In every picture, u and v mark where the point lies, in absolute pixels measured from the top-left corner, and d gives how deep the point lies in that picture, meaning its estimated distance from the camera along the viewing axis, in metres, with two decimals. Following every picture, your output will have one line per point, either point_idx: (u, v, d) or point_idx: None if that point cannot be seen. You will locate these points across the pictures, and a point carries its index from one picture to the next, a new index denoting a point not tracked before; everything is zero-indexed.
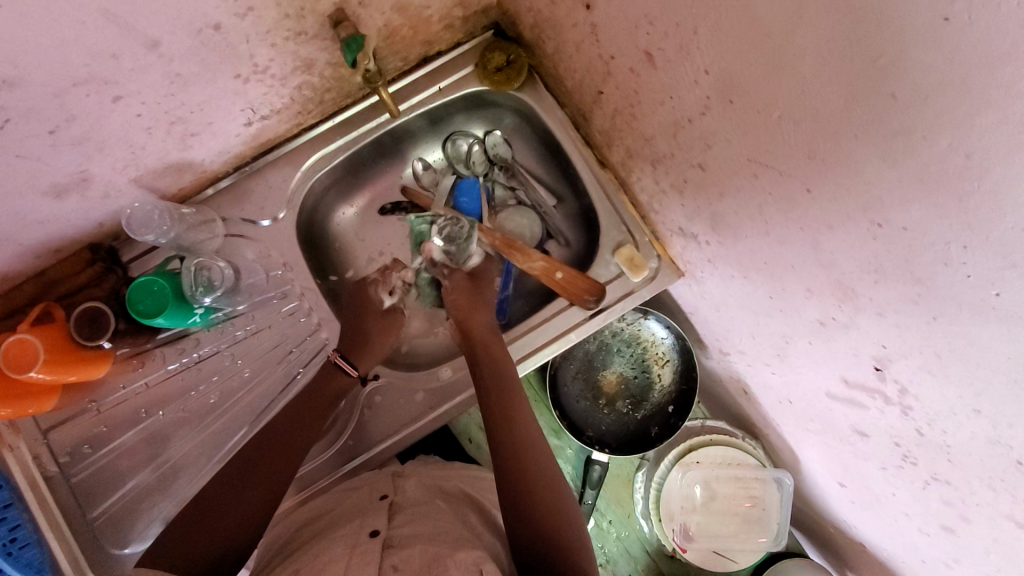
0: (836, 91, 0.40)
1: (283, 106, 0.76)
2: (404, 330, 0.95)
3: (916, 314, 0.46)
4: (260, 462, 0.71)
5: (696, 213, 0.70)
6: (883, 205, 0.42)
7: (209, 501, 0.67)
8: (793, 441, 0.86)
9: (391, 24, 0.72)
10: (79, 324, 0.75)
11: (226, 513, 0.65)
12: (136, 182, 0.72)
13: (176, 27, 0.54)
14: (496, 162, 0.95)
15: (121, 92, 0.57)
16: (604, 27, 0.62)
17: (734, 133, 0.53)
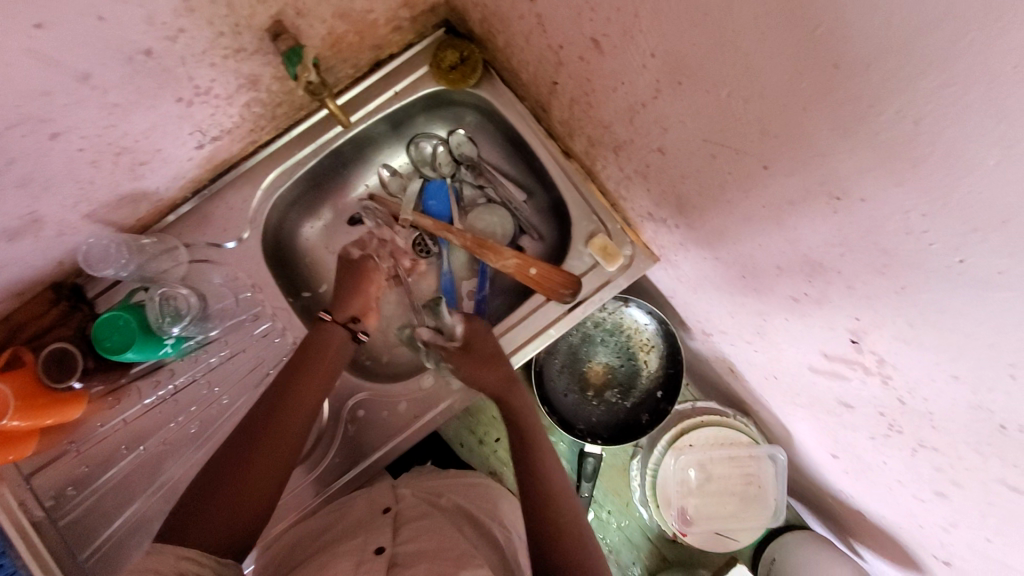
0: (780, 65, 0.39)
1: (234, 126, 0.74)
2: (384, 340, 0.94)
3: (884, 286, 0.45)
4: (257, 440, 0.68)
5: (663, 198, 0.68)
6: (841, 178, 0.41)
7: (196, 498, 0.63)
8: (783, 416, 0.86)
9: (335, 32, 0.70)
10: (46, 365, 0.74)
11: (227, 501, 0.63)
12: (90, 217, 0.70)
13: (105, 56, 0.52)
14: (462, 161, 0.94)
15: (59, 128, 0.55)
16: (549, 16, 0.60)
17: (687, 115, 0.52)
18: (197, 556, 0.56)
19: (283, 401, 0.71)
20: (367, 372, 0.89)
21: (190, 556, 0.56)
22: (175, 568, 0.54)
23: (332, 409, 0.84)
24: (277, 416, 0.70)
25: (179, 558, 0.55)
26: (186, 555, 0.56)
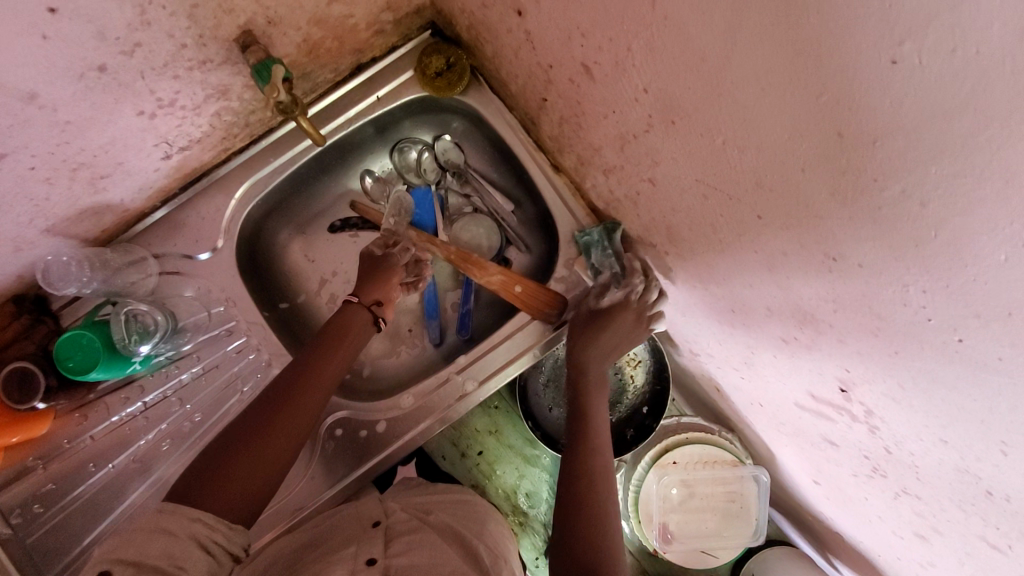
0: (779, 124, 0.36)
1: (204, 135, 0.69)
2: (365, 352, 0.92)
3: (877, 346, 0.44)
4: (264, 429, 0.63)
5: (653, 224, 0.66)
6: (837, 241, 0.39)
7: (196, 476, 0.60)
8: (768, 439, 0.85)
9: (311, 38, 0.66)
10: (7, 386, 0.70)
11: (229, 487, 0.59)
12: (49, 232, 0.66)
13: (54, 74, 0.48)
14: (447, 167, 0.91)
15: (4, 149, 0.51)
16: (539, 34, 0.56)
17: (680, 154, 0.49)
18: (211, 521, 0.56)
19: None
20: (347, 387, 0.87)
21: (204, 520, 0.56)
22: (187, 530, 0.54)
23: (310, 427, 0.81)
24: None
25: (194, 520, 0.55)
26: (200, 517, 0.56)
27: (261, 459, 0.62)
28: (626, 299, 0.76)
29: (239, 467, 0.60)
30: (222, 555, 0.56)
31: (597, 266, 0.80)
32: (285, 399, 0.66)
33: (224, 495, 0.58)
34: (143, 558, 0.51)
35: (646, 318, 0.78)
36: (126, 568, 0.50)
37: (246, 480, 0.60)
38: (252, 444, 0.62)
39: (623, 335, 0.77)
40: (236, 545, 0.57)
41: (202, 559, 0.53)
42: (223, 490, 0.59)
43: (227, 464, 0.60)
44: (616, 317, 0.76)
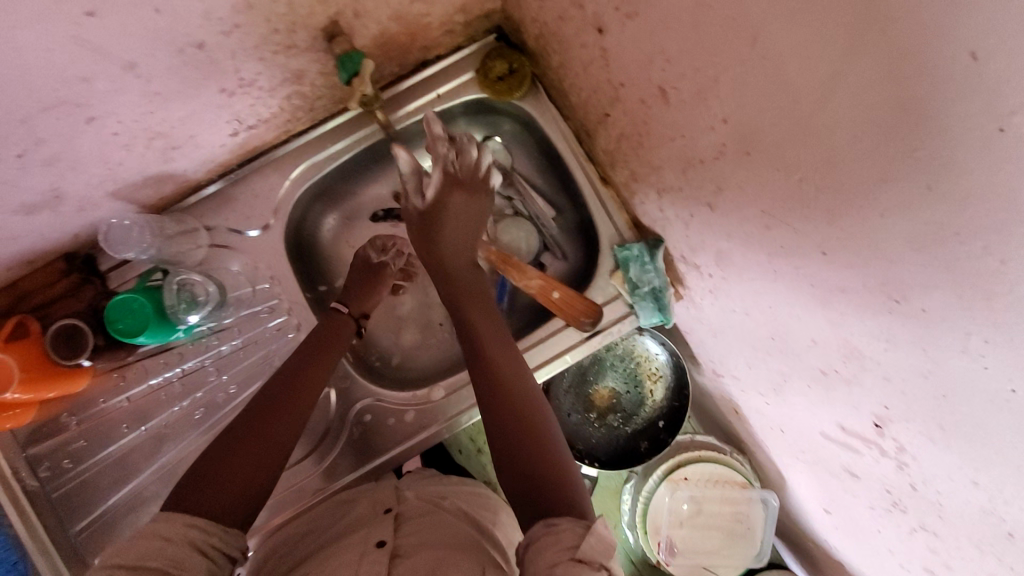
0: (867, 170, 0.38)
1: (271, 115, 0.71)
2: (397, 342, 0.94)
3: (925, 387, 0.46)
4: (273, 411, 0.66)
5: (702, 246, 0.67)
6: (904, 285, 0.41)
7: (197, 476, 0.59)
8: (781, 465, 0.87)
9: (388, 33, 0.67)
10: (56, 342, 0.71)
11: (238, 478, 0.60)
12: (114, 195, 0.68)
13: (156, 48, 0.49)
14: (493, 168, 0.93)
15: (94, 113, 0.52)
16: (617, 53, 0.58)
17: (749, 184, 0.51)
18: (208, 526, 0.55)
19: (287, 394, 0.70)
20: (376, 373, 0.89)
21: (199, 526, 0.54)
22: (184, 535, 0.53)
23: (341, 410, 0.83)
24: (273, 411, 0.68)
25: (190, 526, 0.54)
26: (195, 523, 0.54)
27: (271, 435, 0.64)
28: (446, 175, 0.80)
29: (240, 455, 0.61)
30: (221, 559, 0.55)
31: (636, 282, 0.81)
32: (294, 381, 0.70)
33: (229, 485, 0.59)
34: (140, 563, 0.50)
35: (478, 181, 0.82)
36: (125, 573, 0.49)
37: (250, 474, 0.61)
38: (264, 421, 0.65)
39: (467, 208, 0.81)
40: (232, 546, 0.56)
41: (201, 562, 0.52)
42: (225, 486, 0.59)
43: (233, 457, 0.61)
44: (447, 201, 0.80)
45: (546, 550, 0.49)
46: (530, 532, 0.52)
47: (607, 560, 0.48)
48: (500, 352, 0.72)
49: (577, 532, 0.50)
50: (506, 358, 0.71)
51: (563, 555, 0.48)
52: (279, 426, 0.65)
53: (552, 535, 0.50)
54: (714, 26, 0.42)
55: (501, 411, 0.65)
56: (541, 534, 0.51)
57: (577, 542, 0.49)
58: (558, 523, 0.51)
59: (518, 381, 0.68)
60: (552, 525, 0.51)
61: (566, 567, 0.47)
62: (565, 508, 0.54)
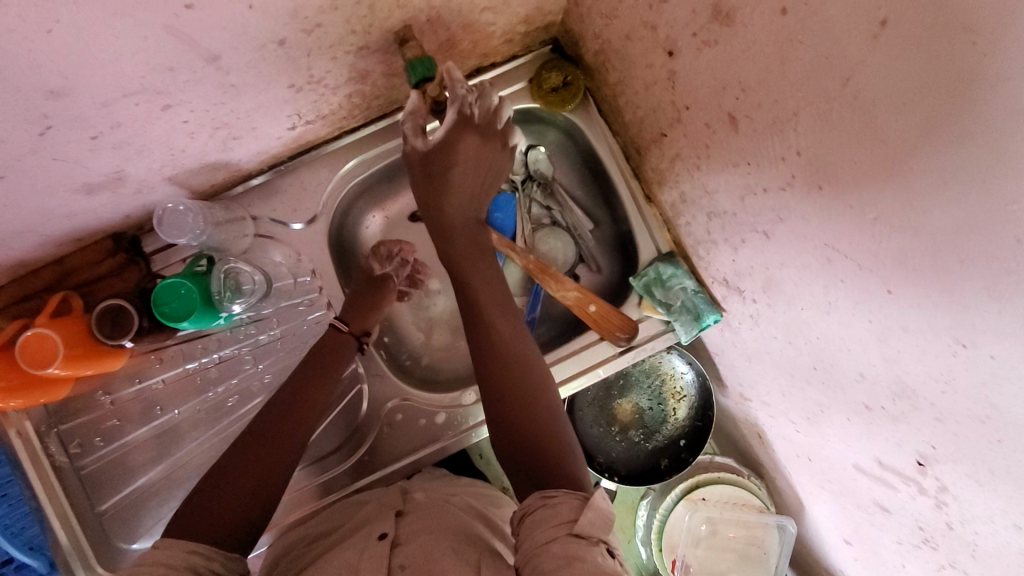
0: (949, 215, 0.38)
1: (330, 112, 0.72)
2: (426, 343, 0.95)
3: (980, 432, 0.45)
4: (281, 427, 0.67)
5: (749, 271, 0.68)
6: (973, 330, 0.41)
7: (196, 503, 0.60)
8: (803, 493, 0.87)
9: (454, 39, 0.68)
10: (102, 320, 0.72)
11: (249, 493, 0.61)
12: (170, 180, 0.68)
13: (241, 42, 0.50)
14: (534, 176, 0.92)
15: (171, 101, 0.53)
16: (686, 76, 0.59)
17: (815, 217, 0.51)
18: (207, 551, 0.55)
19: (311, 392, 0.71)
20: (406, 373, 0.90)
21: (200, 551, 0.55)
22: (186, 562, 0.53)
23: (373, 407, 0.84)
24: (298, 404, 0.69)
25: (190, 552, 0.54)
26: (196, 549, 0.55)
27: (281, 449, 0.66)
28: (461, 116, 0.70)
29: (244, 476, 0.62)
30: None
31: (666, 301, 0.82)
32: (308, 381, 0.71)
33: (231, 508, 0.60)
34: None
35: (493, 130, 0.73)
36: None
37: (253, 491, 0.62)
38: (274, 433, 0.66)
39: (477, 154, 0.72)
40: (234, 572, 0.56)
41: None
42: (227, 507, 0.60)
43: (234, 479, 0.62)
44: (457, 146, 0.70)
45: (543, 524, 0.50)
46: (527, 503, 0.54)
47: (604, 534, 0.50)
48: (501, 318, 0.69)
49: (574, 505, 0.52)
50: (508, 327, 0.69)
51: (560, 529, 0.49)
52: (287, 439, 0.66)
53: (549, 508, 0.52)
54: (802, 62, 0.43)
55: (503, 384, 0.65)
56: (538, 506, 0.52)
57: (575, 516, 0.51)
58: (555, 495, 0.53)
59: (518, 348, 0.68)
60: (548, 497, 0.53)
61: (562, 541, 0.48)
62: (565, 481, 0.56)
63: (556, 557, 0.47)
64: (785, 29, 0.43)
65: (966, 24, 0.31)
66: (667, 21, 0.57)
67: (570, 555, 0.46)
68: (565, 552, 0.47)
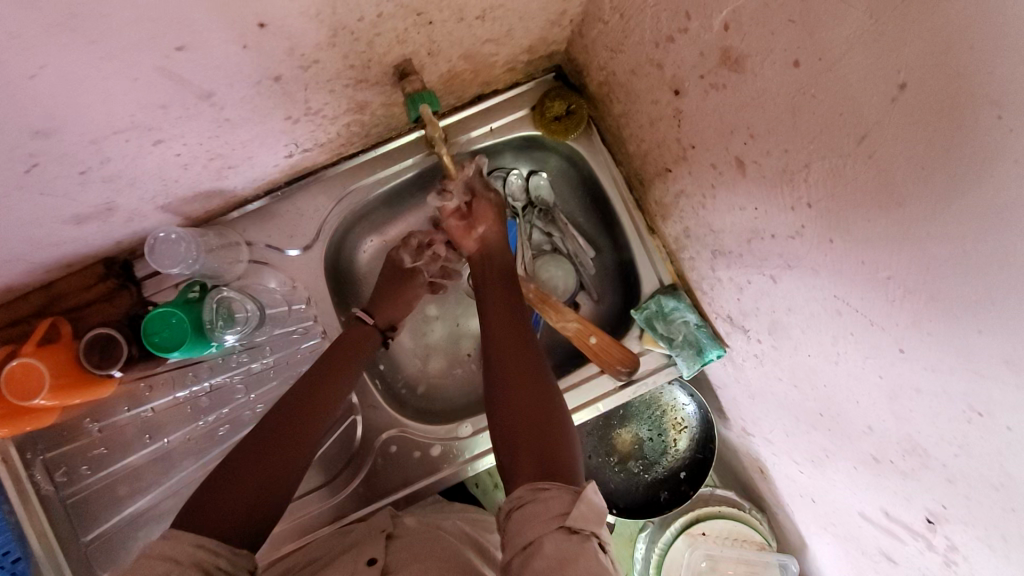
0: (969, 285, 0.36)
1: (327, 140, 0.70)
2: (422, 369, 0.93)
3: (993, 499, 0.43)
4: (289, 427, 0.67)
5: (754, 312, 0.66)
6: (989, 400, 0.39)
7: (206, 500, 0.60)
8: (806, 532, 0.85)
9: (454, 70, 0.67)
10: (90, 349, 0.70)
11: (254, 503, 0.61)
12: (163, 208, 0.67)
13: (235, 81, 0.48)
14: (536, 203, 0.91)
15: (162, 136, 0.51)
16: (692, 116, 0.57)
17: (824, 268, 0.49)
18: (215, 547, 0.56)
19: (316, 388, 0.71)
20: (401, 402, 0.88)
21: (207, 546, 0.55)
22: (192, 556, 0.54)
23: (366, 439, 0.82)
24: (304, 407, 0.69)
25: (197, 547, 0.55)
26: (204, 544, 0.55)
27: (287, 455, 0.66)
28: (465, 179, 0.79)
29: (249, 475, 0.63)
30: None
31: (667, 335, 0.80)
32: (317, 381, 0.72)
33: (236, 509, 0.60)
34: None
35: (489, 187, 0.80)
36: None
37: (255, 491, 0.62)
38: (282, 437, 0.66)
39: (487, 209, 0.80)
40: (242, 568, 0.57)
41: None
42: (231, 505, 0.60)
43: (237, 478, 0.62)
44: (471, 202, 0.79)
45: (533, 520, 0.51)
46: (517, 495, 0.54)
47: (595, 527, 0.51)
48: (507, 320, 0.73)
49: (565, 500, 0.52)
50: (514, 326, 0.72)
51: (552, 524, 0.50)
52: (293, 442, 0.67)
53: (540, 503, 0.52)
54: (815, 116, 0.42)
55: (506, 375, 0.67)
56: (528, 500, 0.53)
57: (567, 509, 0.51)
58: (545, 489, 0.53)
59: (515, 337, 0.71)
60: (539, 490, 0.53)
61: (554, 538, 0.49)
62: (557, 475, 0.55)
63: (550, 557, 0.48)
64: (796, 81, 0.42)
65: (992, 97, 0.29)
66: (673, 60, 0.55)
67: (562, 557, 0.47)
68: (560, 552, 0.48)
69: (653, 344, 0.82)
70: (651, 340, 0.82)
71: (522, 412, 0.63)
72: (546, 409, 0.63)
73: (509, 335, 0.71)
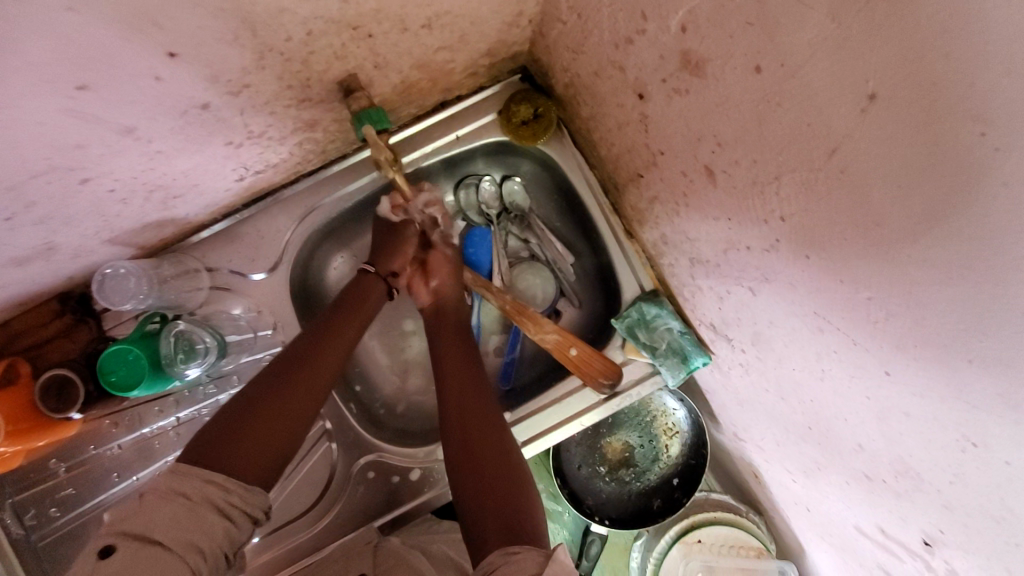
0: (955, 312, 0.33)
1: (281, 161, 0.67)
2: (402, 387, 0.91)
3: (995, 530, 0.40)
4: (303, 364, 0.65)
5: (735, 321, 0.63)
6: (981, 432, 0.36)
7: (222, 432, 0.57)
8: (804, 539, 0.82)
9: (408, 80, 0.63)
10: (45, 392, 0.67)
11: (271, 440, 0.58)
12: (111, 242, 0.63)
13: (158, 112, 0.45)
14: (510, 209, 0.87)
15: (89, 175, 0.48)
16: (659, 121, 0.54)
17: (802, 284, 0.46)
18: (225, 481, 0.53)
19: (309, 355, 0.66)
20: (378, 424, 0.86)
21: (217, 480, 0.52)
22: (200, 492, 0.51)
23: (342, 468, 0.79)
24: (299, 370, 0.64)
25: (206, 482, 0.52)
26: (213, 479, 0.52)
27: (304, 393, 0.63)
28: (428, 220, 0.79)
29: (265, 410, 0.59)
30: (241, 516, 0.53)
31: (650, 344, 0.76)
32: (318, 346, 0.67)
33: (253, 441, 0.57)
34: (149, 530, 0.47)
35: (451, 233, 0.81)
36: (131, 543, 0.46)
37: (270, 426, 0.59)
38: (297, 377, 0.63)
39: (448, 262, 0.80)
40: (255, 506, 0.54)
41: (217, 523, 0.50)
42: (248, 437, 0.57)
43: (252, 412, 0.59)
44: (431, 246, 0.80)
45: None
46: (488, 561, 0.50)
47: None
48: (460, 357, 0.73)
49: (539, 562, 0.48)
50: (466, 364, 0.72)
51: None
52: (310, 381, 0.64)
53: (513, 563, 0.48)
54: (781, 126, 0.39)
55: (459, 417, 0.66)
56: (500, 563, 0.49)
57: (540, 569, 0.47)
58: (517, 552, 0.50)
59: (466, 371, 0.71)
60: (510, 553, 0.50)
61: None
62: (519, 524, 0.55)
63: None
64: (760, 89, 0.40)
65: (972, 111, 0.27)
66: (635, 64, 0.53)
67: None
68: None
69: (635, 355, 0.79)
70: (632, 351, 0.79)
71: (480, 452, 0.63)
72: (502, 450, 0.64)
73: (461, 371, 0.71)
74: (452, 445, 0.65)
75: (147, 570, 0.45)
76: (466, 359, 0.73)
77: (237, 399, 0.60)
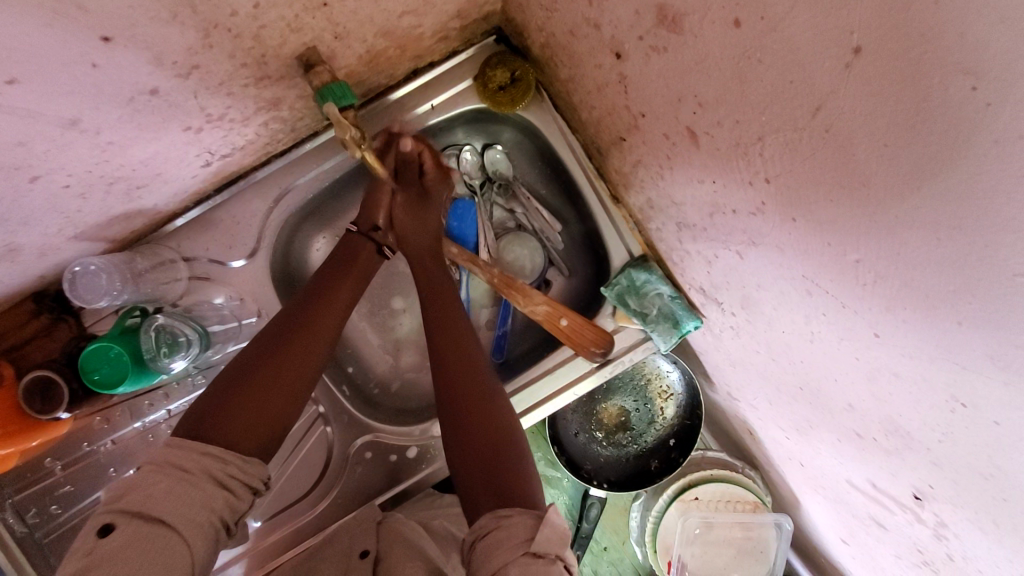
0: (945, 274, 0.32)
1: (247, 143, 0.64)
2: (394, 365, 0.90)
3: (986, 487, 0.39)
4: (296, 332, 0.63)
5: (725, 286, 0.62)
6: (970, 393, 0.35)
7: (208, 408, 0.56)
8: (796, 490, 0.83)
9: (374, 49, 0.59)
10: (29, 395, 0.65)
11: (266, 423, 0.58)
12: (78, 238, 0.61)
13: (101, 100, 0.43)
14: (493, 179, 0.85)
15: (38, 172, 0.45)
16: (638, 82, 0.52)
17: (789, 247, 0.44)
18: (222, 454, 0.52)
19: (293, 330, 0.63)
20: (372, 404, 0.85)
21: (214, 454, 0.52)
22: (198, 466, 0.51)
23: (338, 450, 0.79)
24: (285, 344, 0.62)
25: (203, 455, 0.52)
26: (208, 451, 0.52)
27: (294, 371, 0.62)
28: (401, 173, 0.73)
29: (254, 387, 0.58)
30: (241, 487, 0.53)
31: (641, 311, 0.75)
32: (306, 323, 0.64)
33: (242, 417, 0.56)
34: (148, 506, 0.47)
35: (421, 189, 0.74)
36: (131, 519, 0.46)
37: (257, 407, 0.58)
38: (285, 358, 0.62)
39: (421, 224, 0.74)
40: (254, 477, 0.54)
41: (215, 492, 0.50)
42: (239, 417, 0.56)
43: (238, 389, 0.57)
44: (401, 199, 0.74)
45: (500, 545, 0.51)
46: (480, 525, 0.54)
47: (560, 549, 0.50)
48: (451, 323, 0.71)
49: (528, 525, 0.52)
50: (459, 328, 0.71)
51: (517, 548, 0.50)
52: (297, 351, 0.62)
53: (504, 529, 0.52)
54: (762, 84, 0.37)
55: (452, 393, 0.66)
56: (493, 527, 0.53)
57: (531, 534, 0.51)
58: (509, 515, 0.54)
59: (458, 341, 0.70)
60: (502, 517, 0.54)
61: (522, 561, 0.49)
62: (517, 497, 0.57)
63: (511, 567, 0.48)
64: (739, 44, 0.37)
65: (962, 64, 0.25)
66: (611, 21, 0.50)
67: None
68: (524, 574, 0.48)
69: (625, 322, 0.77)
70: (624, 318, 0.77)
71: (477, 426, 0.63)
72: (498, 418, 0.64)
73: (450, 340, 0.70)
74: (448, 417, 0.65)
75: (149, 546, 0.45)
76: (453, 325, 0.71)
77: (225, 375, 0.59)
